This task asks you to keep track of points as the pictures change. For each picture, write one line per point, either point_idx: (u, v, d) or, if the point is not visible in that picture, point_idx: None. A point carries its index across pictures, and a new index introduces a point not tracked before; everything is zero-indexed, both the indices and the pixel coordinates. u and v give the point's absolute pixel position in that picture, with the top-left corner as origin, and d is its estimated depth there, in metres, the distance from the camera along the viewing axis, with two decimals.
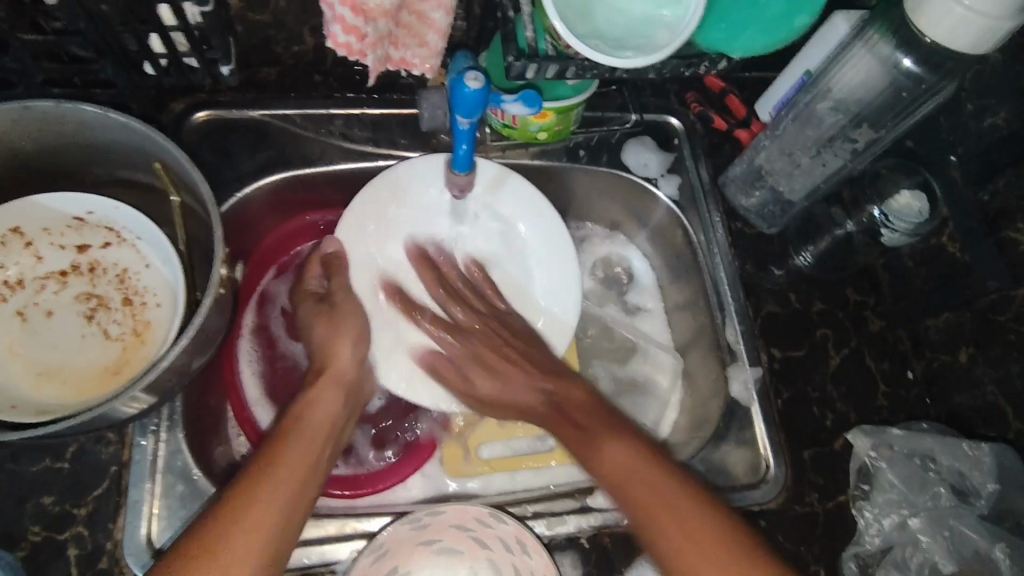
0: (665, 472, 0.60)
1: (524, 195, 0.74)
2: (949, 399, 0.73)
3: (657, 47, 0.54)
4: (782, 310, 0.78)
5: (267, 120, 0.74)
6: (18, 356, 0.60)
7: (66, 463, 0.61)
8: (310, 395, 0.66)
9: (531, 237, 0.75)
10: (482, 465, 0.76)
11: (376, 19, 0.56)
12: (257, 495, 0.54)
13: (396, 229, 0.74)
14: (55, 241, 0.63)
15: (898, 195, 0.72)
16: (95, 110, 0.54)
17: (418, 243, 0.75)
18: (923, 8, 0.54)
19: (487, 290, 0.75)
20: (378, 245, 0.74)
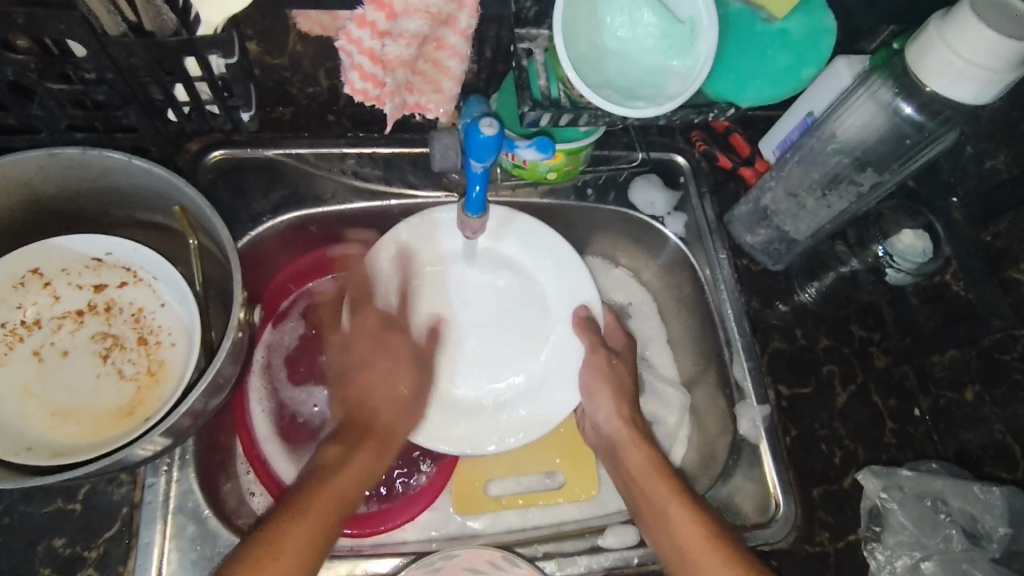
0: (668, 484, 0.65)
1: (543, 236, 0.77)
2: (956, 436, 0.74)
3: (668, 96, 0.56)
4: (789, 346, 0.78)
5: (280, 159, 0.74)
6: (33, 397, 0.60)
7: (78, 504, 0.61)
8: (351, 426, 0.67)
9: (546, 275, 0.77)
10: (493, 502, 0.76)
11: (394, 69, 0.58)
12: (284, 535, 0.54)
13: (417, 268, 0.76)
14: (73, 281, 0.63)
15: (902, 234, 0.72)
16: (121, 157, 0.57)
17: (436, 285, 0.77)
18: (925, 61, 0.56)
19: (507, 327, 0.77)
20: (396, 287, 0.76)
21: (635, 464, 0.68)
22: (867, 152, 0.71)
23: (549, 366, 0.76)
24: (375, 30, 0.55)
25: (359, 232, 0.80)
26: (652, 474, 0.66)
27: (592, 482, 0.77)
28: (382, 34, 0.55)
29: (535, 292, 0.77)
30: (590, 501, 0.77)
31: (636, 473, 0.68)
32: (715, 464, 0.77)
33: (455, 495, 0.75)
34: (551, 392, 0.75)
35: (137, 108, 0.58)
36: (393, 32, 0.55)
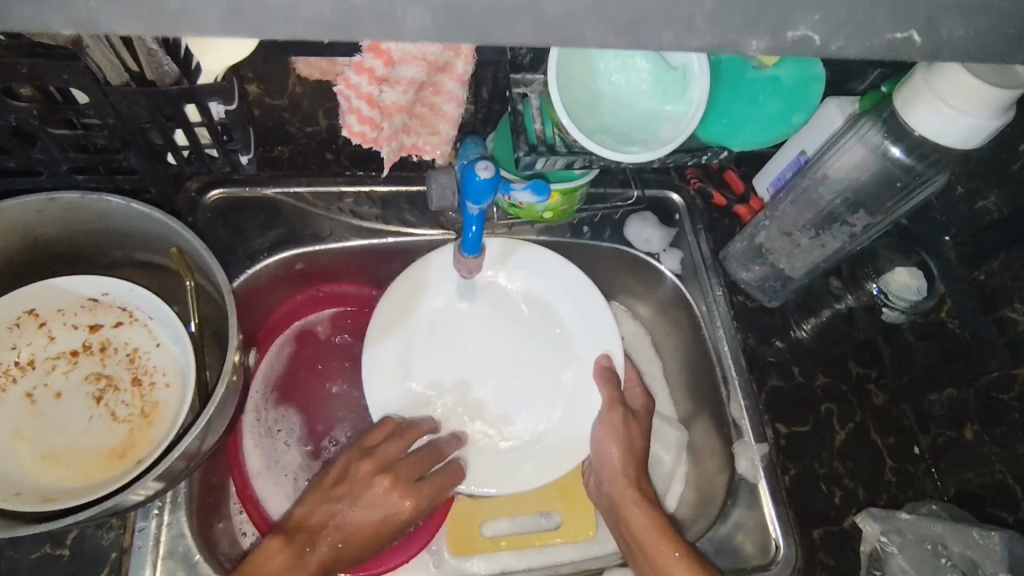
0: (675, 547, 0.63)
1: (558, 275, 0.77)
2: (958, 476, 0.73)
3: (662, 141, 0.57)
4: (787, 384, 0.78)
5: (279, 198, 0.75)
6: (24, 439, 0.59)
7: (66, 550, 0.59)
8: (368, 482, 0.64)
9: (560, 317, 0.77)
10: (489, 543, 0.75)
11: (391, 114, 0.59)
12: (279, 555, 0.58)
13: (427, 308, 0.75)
14: (69, 321, 0.64)
15: (895, 272, 0.74)
16: (120, 201, 0.57)
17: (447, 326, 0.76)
18: (912, 108, 0.57)
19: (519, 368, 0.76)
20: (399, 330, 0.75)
21: (638, 524, 0.66)
22: (859, 193, 0.73)
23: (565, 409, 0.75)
24: (372, 77, 0.55)
25: (358, 270, 0.81)
26: (657, 532, 0.65)
27: (589, 522, 0.76)
28: (379, 80, 0.55)
29: (549, 333, 0.77)
30: (588, 542, 0.76)
31: (638, 534, 0.66)
32: (714, 504, 0.76)
33: (451, 536, 0.74)
34: (566, 434, 0.74)
35: (138, 151, 0.59)
36: (390, 79, 0.55)
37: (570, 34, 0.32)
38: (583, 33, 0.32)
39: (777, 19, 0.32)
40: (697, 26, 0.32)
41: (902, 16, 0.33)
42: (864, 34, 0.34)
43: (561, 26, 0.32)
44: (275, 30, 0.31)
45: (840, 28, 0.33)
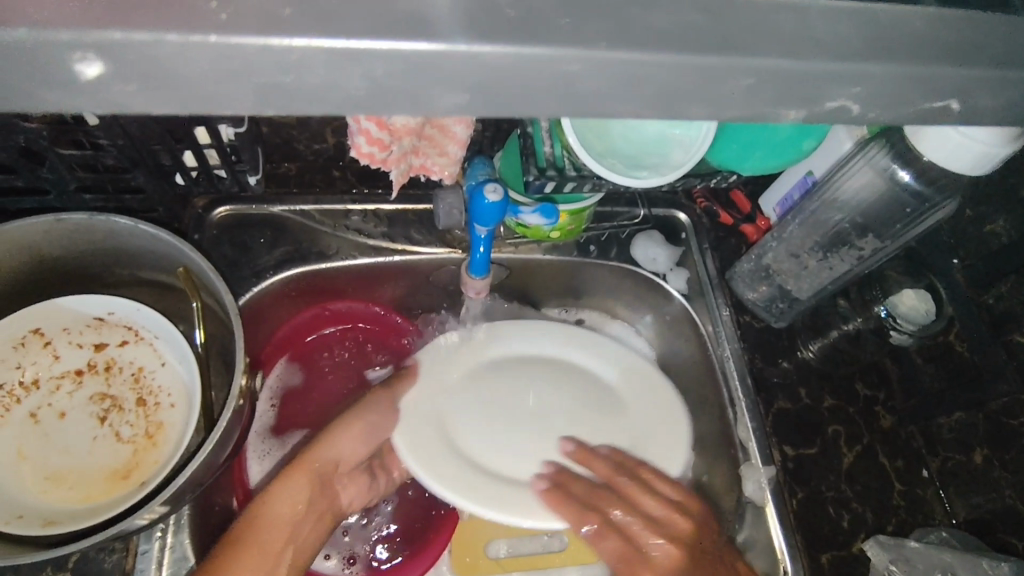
0: None
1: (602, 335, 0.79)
2: (968, 500, 0.72)
3: (672, 165, 0.57)
4: (793, 405, 0.77)
5: (285, 215, 0.75)
6: (27, 461, 0.59)
7: (68, 573, 0.59)
8: (279, 486, 0.66)
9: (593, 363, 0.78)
10: (494, 565, 0.74)
11: (401, 137, 0.58)
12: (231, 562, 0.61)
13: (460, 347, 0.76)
14: (74, 340, 0.63)
15: (904, 295, 0.76)
16: (127, 222, 0.57)
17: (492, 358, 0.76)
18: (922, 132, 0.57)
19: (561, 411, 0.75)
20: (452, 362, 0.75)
21: None
22: (867, 216, 0.73)
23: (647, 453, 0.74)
24: None
25: (365, 288, 0.80)
26: None
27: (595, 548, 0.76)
28: None
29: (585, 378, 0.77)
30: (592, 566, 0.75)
31: None
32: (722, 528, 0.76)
33: (455, 555, 0.74)
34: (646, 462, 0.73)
35: (147, 171, 0.59)
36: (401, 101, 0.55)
37: (615, 108, 0.33)
38: (615, 99, 0.32)
39: (810, 94, 0.33)
40: (730, 99, 0.32)
41: (927, 85, 0.33)
42: (894, 108, 0.34)
43: (592, 101, 0.32)
44: (304, 110, 0.31)
45: (869, 105, 0.34)
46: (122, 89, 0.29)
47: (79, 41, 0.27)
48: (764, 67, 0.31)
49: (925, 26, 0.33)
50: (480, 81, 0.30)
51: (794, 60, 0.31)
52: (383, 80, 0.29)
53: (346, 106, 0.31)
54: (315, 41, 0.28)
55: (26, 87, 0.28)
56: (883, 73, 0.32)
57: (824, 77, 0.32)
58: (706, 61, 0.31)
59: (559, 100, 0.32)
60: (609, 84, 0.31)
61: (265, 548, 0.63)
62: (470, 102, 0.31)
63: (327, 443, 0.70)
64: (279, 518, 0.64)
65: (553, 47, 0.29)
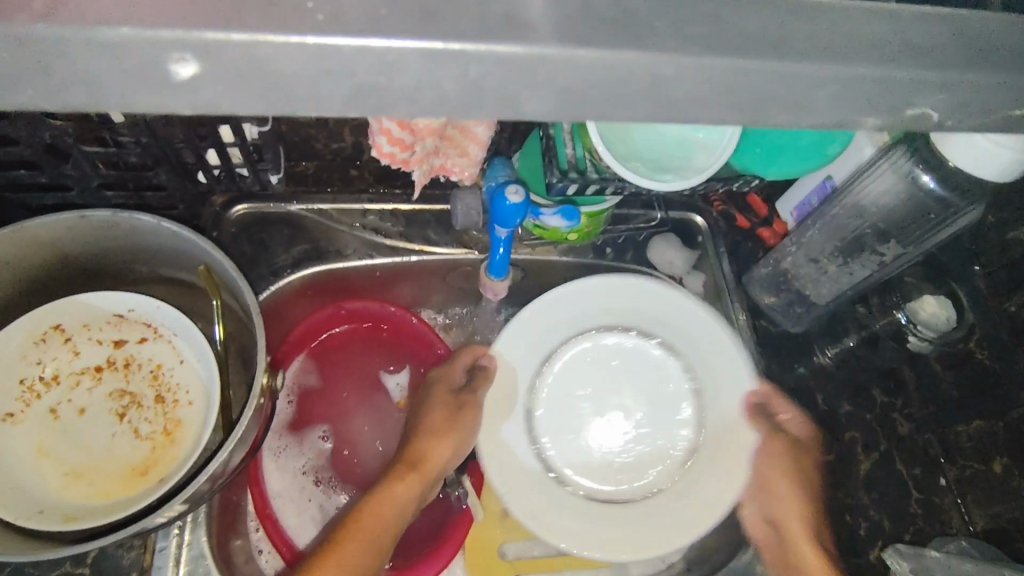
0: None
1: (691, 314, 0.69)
2: (986, 509, 0.72)
3: (696, 168, 0.57)
4: (810, 411, 0.77)
5: (303, 214, 0.75)
6: (47, 457, 0.59)
7: (86, 568, 0.59)
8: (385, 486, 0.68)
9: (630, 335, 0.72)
10: (507, 567, 0.74)
11: (423, 137, 0.59)
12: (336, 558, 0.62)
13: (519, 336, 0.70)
14: (94, 336, 0.63)
15: (925, 302, 0.75)
16: (150, 220, 0.57)
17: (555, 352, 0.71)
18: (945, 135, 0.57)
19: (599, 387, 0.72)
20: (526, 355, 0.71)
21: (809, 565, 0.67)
22: (889, 222, 0.72)
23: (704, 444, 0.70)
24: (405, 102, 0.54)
25: (379, 286, 0.80)
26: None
27: (608, 551, 0.75)
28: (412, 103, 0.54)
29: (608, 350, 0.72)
30: (606, 569, 0.75)
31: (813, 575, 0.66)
32: None
33: (468, 556, 0.74)
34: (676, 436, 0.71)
35: (169, 169, 0.59)
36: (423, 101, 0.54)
37: (681, 112, 0.32)
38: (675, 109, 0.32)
39: (866, 103, 0.32)
40: (817, 108, 0.32)
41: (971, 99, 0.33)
42: (955, 113, 0.33)
43: (684, 107, 0.31)
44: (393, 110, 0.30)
45: (933, 114, 0.33)
46: (214, 88, 0.28)
47: (183, 42, 0.26)
48: (819, 77, 0.30)
49: (979, 34, 0.32)
50: (572, 86, 0.30)
51: (848, 68, 0.30)
52: (478, 83, 0.29)
53: (439, 109, 0.30)
54: (416, 42, 0.27)
55: (122, 87, 0.27)
56: (939, 81, 0.31)
57: (877, 87, 0.31)
58: (754, 68, 0.30)
59: (644, 102, 0.31)
60: (692, 91, 0.30)
61: (366, 539, 0.64)
62: (563, 107, 0.31)
63: (432, 443, 0.71)
64: (383, 512, 0.66)
65: (602, 48, 0.29)
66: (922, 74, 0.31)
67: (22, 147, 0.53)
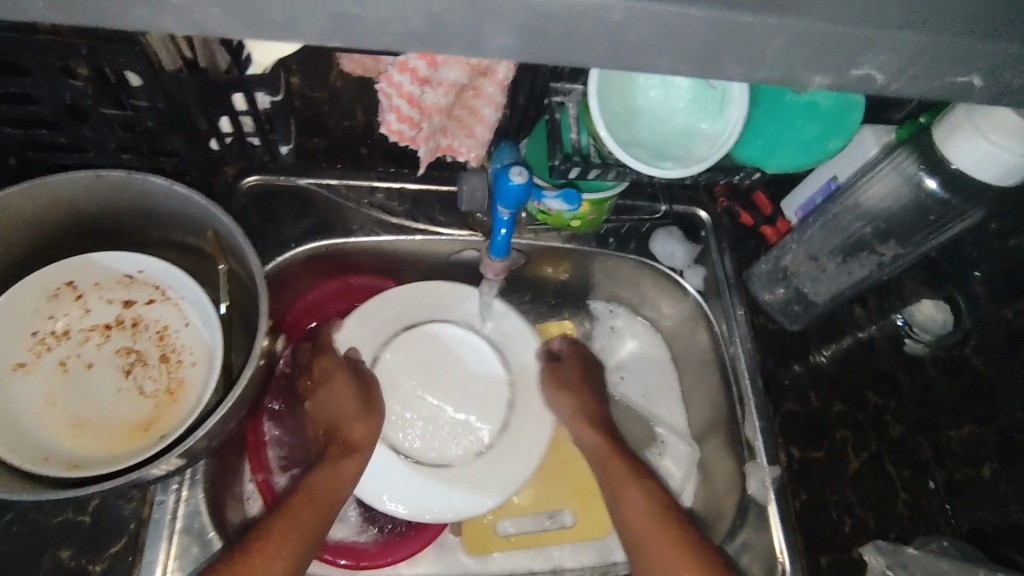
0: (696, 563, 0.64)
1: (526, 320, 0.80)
2: (972, 513, 0.72)
3: (696, 158, 0.58)
4: (802, 409, 0.77)
5: (313, 189, 0.76)
6: (54, 407, 0.61)
7: (87, 517, 0.61)
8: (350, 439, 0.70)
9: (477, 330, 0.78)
10: (505, 541, 0.76)
11: (430, 115, 0.60)
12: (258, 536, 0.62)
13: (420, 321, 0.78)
14: (105, 295, 0.65)
15: (922, 304, 0.77)
16: (163, 182, 0.59)
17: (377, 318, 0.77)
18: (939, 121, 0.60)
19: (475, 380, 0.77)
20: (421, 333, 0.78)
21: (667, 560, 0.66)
22: (890, 223, 0.73)
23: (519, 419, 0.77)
24: (415, 76, 0.56)
25: (384, 263, 0.83)
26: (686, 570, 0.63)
27: (600, 523, 0.77)
28: (421, 81, 0.56)
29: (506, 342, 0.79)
30: (599, 541, 0.77)
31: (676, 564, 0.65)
32: (723, 523, 0.77)
33: (464, 534, 0.75)
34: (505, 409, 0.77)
35: (182, 135, 0.61)
36: (433, 80, 0.57)
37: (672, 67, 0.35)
38: (644, 61, 0.35)
39: (846, 59, 0.34)
40: (760, 61, 0.34)
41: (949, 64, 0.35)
42: (932, 77, 0.36)
43: (637, 58, 0.34)
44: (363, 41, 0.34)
45: (925, 79, 0.35)
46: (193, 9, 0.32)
47: None
48: (779, 30, 0.33)
49: (947, 10, 0.34)
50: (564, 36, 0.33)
51: (832, 25, 0.32)
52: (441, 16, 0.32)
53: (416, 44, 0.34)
54: None
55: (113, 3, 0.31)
56: (917, 43, 0.33)
57: (845, 43, 0.34)
58: (728, 23, 0.32)
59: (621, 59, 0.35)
60: (654, 40, 0.33)
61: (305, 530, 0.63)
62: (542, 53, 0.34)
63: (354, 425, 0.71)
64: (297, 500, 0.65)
65: None
66: (901, 35, 0.33)
67: (44, 107, 0.56)
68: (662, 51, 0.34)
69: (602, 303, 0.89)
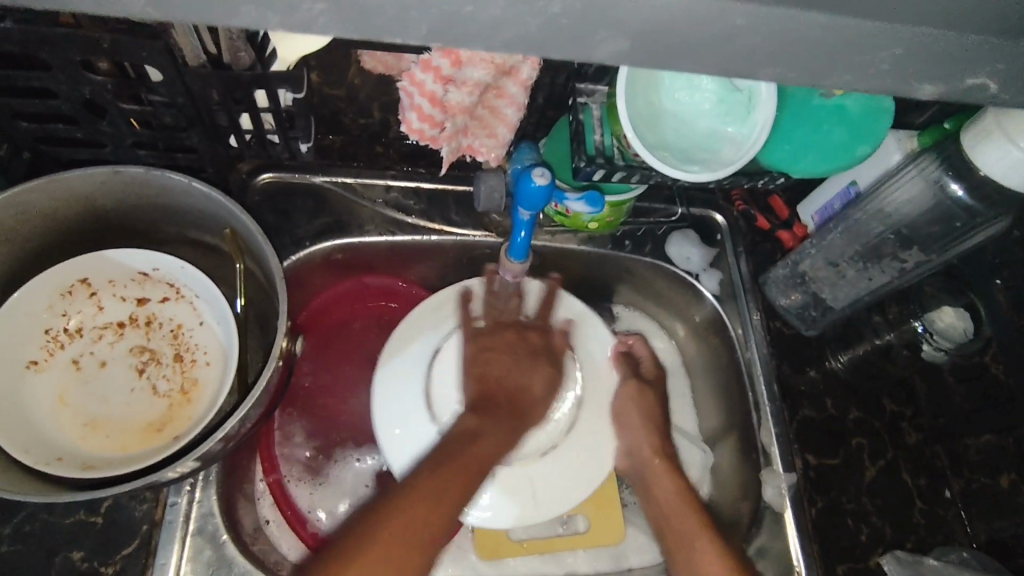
0: None
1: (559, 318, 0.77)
2: (990, 523, 0.72)
3: (722, 161, 0.57)
4: (819, 415, 0.76)
5: (328, 186, 0.75)
6: (66, 406, 0.60)
7: (99, 518, 0.60)
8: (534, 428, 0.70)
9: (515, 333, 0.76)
10: (518, 547, 0.75)
11: (454, 113, 0.59)
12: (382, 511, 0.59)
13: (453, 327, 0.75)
14: (118, 293, 0.64)
15: (944, 311, 0.76)
16: (181, 179, 0.58)
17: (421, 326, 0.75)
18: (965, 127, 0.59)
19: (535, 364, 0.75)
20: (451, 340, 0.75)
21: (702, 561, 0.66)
22: (913, 229, 0.72)
23: (583, 419, 0.75)
24: (438, 75, 0.55)
25: (397, 263, 0.82)
26: None
27: (615, 528, 0.76)
28: (445, 79, 0.56)
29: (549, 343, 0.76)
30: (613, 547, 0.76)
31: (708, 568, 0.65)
32: (738, 530, 0.76)
33: (478, 539, 0.75)
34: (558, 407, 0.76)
35: (202, 132, 0.60)
36: (456, 78, 0.56)
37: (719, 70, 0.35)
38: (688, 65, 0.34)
39: (895, 63, 0.34)
40: (807, 66, 0.34)
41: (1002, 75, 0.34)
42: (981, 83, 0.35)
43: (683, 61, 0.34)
44: None
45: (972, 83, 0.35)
46: None
47: None
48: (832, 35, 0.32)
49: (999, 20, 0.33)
50: (616, 39, 0.32)
51: (885, 29, 0.32)
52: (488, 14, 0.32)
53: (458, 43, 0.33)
54: None
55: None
56: (966, 47, 0.33)
57: (894, 49, 0.33)
58: (779, 26, 0.32)
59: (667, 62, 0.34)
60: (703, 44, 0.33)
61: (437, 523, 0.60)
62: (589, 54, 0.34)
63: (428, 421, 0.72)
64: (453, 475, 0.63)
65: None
66: (953, 40, 0.33)
67: (62, 101, 0.55)
68: (712, 54, 0.33)
69: (621, 306, 0.88)
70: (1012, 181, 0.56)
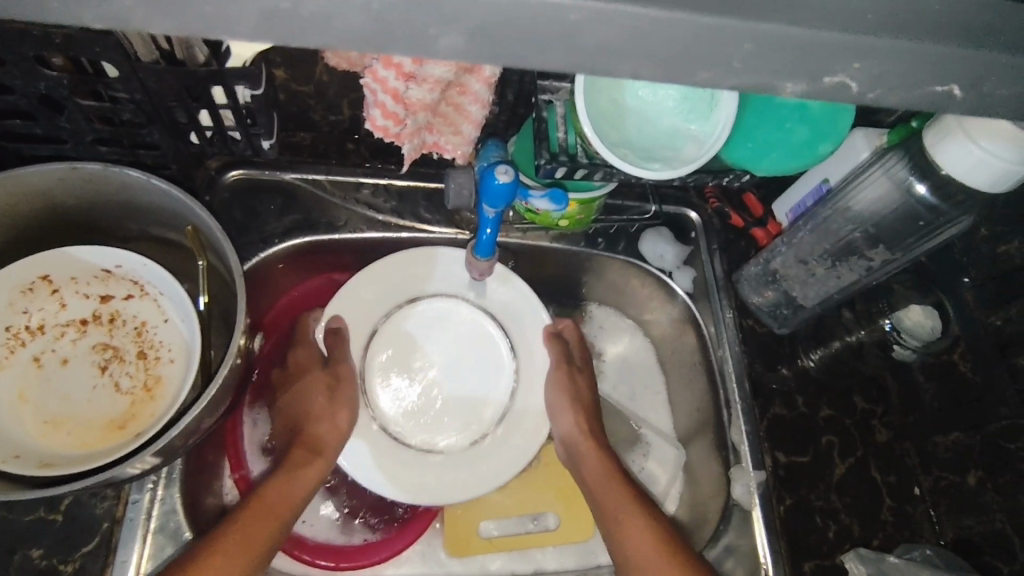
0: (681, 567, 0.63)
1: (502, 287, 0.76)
2: (957, 521, 0.72)
3: (684, 159, 0.57)
4: (789, 413, 0.76)
5: (298, 183, 0.75)
6: (27, 403, 0.60)
7: (59, 515, 0.60)
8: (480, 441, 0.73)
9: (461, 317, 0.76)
10: (485, 544, 0.75)
11: (415, 111, 0.59)
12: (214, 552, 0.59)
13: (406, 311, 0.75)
14: (81, 290, 0.64)
15: (910, 309, 0.75)
16: (140, 176, 0.58)
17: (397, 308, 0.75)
18: (927, 127, 0.59)
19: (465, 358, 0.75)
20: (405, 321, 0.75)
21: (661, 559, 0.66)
22: (881, 227, 0.72)
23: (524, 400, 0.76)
24: (399, 72, 0.55)
25: (369, 259, 0.81)
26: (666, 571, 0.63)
27: (584, 524, 0.76)
28: (406, 76, 0.55)
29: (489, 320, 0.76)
30: (582, 543, 0.76)
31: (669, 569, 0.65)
32: (707, 528, 0.76)
33: (446, 534, 0.75)
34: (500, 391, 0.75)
35: (162, 128, 0.60)
36: (417, 75, 0.55)
37: (658, 69, 0.35)
38: (625, 62, 0.34)
39: (835, 63, 0.34)
40: (740, 63, 0.34)
41: (932, 75, 0.34)
42: (922, 83, 0.35)
43: (621, 60, 0.34)
44: (336, 40, 0.33)
45: (916, 86, 0.35)
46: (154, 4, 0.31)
47: None
48: (770, 33, 0.32)
49: (930, 19, 0.33)
50: (552, 38, 0.33)
51: (821, 27, 0.32)
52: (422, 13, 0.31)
53: (396, 43, 0.33)
54: None
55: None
56: (909, 46, 0.33)
57: (826, 50, 0.33)
58: (710, 24, 0.32)
59: (607, 59, 0.34)
60: (641, 44, 0.33)
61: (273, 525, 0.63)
62: (528, 52, 0.34)
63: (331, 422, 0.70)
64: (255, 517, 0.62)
65: None
66: (893, 42, 0.33)
67: (17, 97, 0.54)
68: (650, 54, 0.33)
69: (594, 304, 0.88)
70: (973, 182, 0.56)
